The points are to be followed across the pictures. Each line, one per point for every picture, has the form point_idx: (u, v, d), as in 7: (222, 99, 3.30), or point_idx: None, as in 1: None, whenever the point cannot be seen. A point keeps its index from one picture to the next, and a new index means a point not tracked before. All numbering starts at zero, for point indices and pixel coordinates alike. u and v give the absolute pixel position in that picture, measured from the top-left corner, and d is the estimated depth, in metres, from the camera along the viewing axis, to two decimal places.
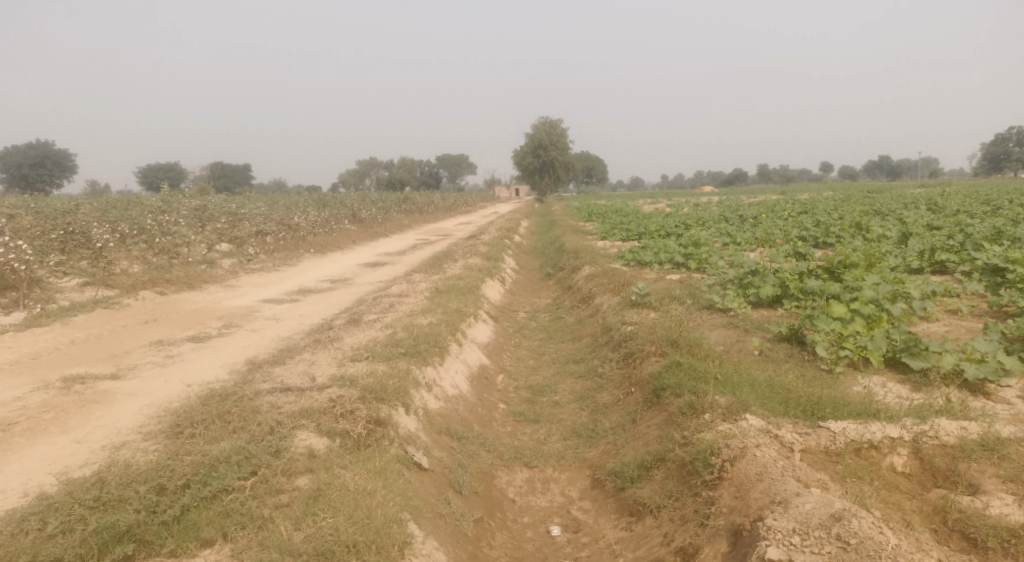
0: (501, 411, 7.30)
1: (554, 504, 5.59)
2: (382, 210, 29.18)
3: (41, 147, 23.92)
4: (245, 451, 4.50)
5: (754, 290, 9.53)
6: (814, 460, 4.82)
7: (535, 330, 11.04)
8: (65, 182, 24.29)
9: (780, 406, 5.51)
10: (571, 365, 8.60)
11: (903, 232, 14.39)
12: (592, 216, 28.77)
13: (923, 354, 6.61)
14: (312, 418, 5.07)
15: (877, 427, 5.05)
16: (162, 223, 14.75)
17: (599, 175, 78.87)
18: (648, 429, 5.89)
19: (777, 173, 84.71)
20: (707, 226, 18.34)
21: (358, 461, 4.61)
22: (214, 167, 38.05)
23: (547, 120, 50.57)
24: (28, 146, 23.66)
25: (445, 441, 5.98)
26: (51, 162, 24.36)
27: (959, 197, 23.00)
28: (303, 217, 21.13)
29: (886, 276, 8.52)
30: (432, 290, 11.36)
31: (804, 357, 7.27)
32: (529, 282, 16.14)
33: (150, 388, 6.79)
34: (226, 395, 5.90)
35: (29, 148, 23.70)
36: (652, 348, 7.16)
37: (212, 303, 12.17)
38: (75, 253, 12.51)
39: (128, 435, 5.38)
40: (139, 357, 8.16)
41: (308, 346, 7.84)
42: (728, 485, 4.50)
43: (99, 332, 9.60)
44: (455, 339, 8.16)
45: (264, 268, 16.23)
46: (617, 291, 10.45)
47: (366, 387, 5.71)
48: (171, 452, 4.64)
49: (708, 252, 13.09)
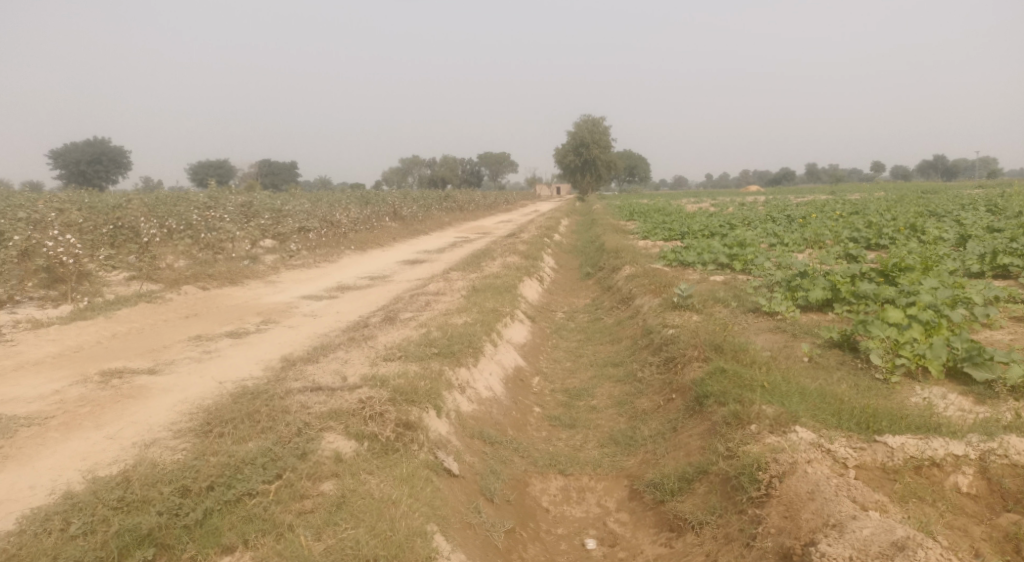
0: (536, 415, 7.10)
1: (589, 515, 5.36)
2: (422, 208, 29.25)
3: (99, 144, 24.61)
4: (271, 453, 4.40)
5: (803, 293, 9.13)
6: (870, 477, 4.48)
7: (573, 331, 10.81)
8: (121, 179, 24.89)
9: (832, 418, 5.17)
10: (609, 369, 8.34)
11: (961, 234, 13.71)
12: (633, 215, 28.29)
13: (987, 364, 6.18)
14: (341, 420, 4.94)
15: (939, 444, 4.68)
16: (207, 218, 14.95)
17: (641, 173, 77.82)
18: (690, 439, 5.61)
19: (826, 173, 82.37)
20: (752, 226, 17.82)
21: (384, 467, 4.46)
22: (262, 164, 38.70)
23: (590, 118, 50.14)
24: (87, 143, 24.38)
25: (477, 445, 5.80)
26: (108, 159, 24.98)
27: (1021, 198, 21.89)
28: (345, 214, 21.24)
29: (946, 280, 8.04)
30: (469, 289, 11.22)
31: (857, 365, 6.88)
32: (568, 282, 15.88)
33: (184, 384, 6.78)
34: (257, 394, 5.84)
35: (88, 145, 24.41)
36: (695, 353, 6.86)
37: (252, 299, 12.25)
38: (123, 248, 12.78)
39: (159, 432, 5.35)
40: (177, 352, 8.20)
41: (341, 344, 7.75)
42: (776, 503, 4.20)
43: (140, 327, 9.71)
44: (490, 339, 7.98)
45: (305, 265, 16.32)
46: (658, 292, 10.15)
47: (397, 388, 5.56)
48: (198, 451, 4.58)
49: (753, 253, 12.64)
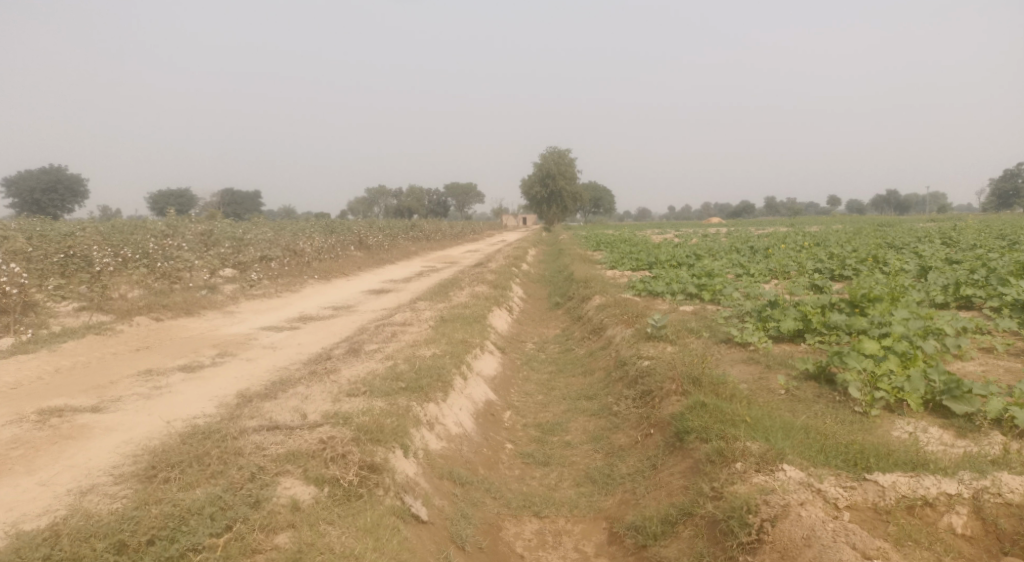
0: (508, 452, 6.76)
1: (567, 561, 5.02)
2: (388, 237, 28.86)
3: (55, 172, 23.77)
4: (220, 501, 3.99)
5: (774, 324, 9.01)
6: (862, 519, 4.27)
7: (544, 362, 10.52)
8: (78, 209, 24.01)
9: (818, 456, 4.97)
10: (582, 402, 8.06)
11: (922, 265, 13.88)
12: (600, 245, 28.33)
13: (966, 397, 6.07)
14: (299, 463, 4.55)
15: (931, 482, 4.48)
16: (164, 248, 14.41)
17: (605, 205, 78.74)
18: (671, 477, 5.34)
19: (784, 207, 84.32)
20: (718, 257, 17.88)
21: (347, 516, 4.09)
22: (224, 193, 37.92)
23: (555, 150, 50.61)
24: (42, 171, 23.53)
25: (446, 487, 5.44)
26: (63, 188, 24.12)
27: (973, 231, 22.60)
28: (308, 243, 20.76)
29: (916, 311, 7.99)
30: (437, 319, 10.88)
31: (834, 398, 6.71)
32: (537, 311, 15.64)
33: (130, 422, 6.29)
34: (209, 434, 5.40)
35: (43, 173, 23.55)
36: (672, 387, 6.62)
37: (209, 330, 11.70)
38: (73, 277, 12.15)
39: (98, 477, 4.88)
40: (124, 388, 7.67)
41: (302, 378, 7.33)
42: (770, 550, 4.00)
43: (86, 361, 9.14)
44: (460, 372, 7.65)
45: (266, 295, 15.77)
46: (631, 323, 9.95)
47: (361, 426, 5.19)
48: (140, 499, 4.15)
49: (722, 283, 12.58)
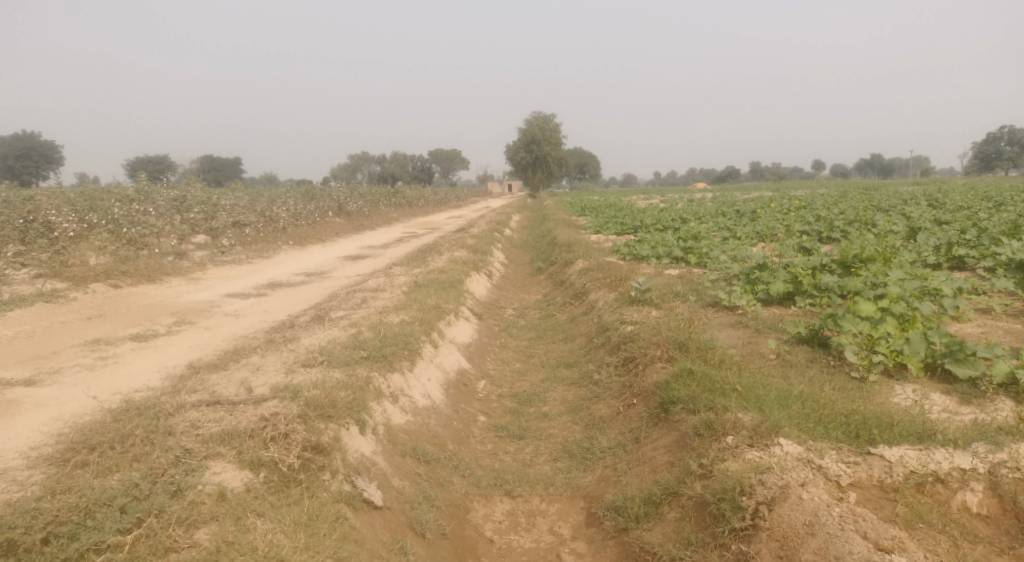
0: (480, 425, 6.27)
1: (540, 545, 4.56)
2: (369, 204, 28.08)
3: (29, 138, 21.84)
4: (136, 490, 3.46)
5: (763, 286, 8.49)
6: (867, 498, 3.82)
7: (523, 329, 10.00)
8: (53, 174, 22.03)
9: (817, 428, 4.50)
10: (562, 370, 7.57)
11: (911, 226, 13.40)
12: (584, 210, 27.69)
13: (969, 360, 5.62)
14: (233, 444, 4.01)
15: (943, 456, 4.03)
16: (131, 212, 13.65)
17: (591, 170, 77.79)
18: (655, 452, 4.88)
19: (770, 171, 83.56)
20: (705, 220, 17.33)
21: (282, 508, 3.58)
22: (203, 159, 36.69)
23: (540, 115, 49.58)
24: (15, 136, 21.57)
25: (409, 466, 4.93)
26: (38, 154, 22.18)
27: (961, 194, 22.20)
28: (284, 209, 19.97)
29: (912, 271, 7.49)
30: (411, 285, 10.32)
31: (829, 363, 6.23)
32: (518, 277, 15.06)
33: (64, 398, 5.70)
34: (143, 410, 4.83)
35: (16, 138, 21.61)
36: (657, 353, 6.13)
37: (171, 298, 11.02)
38: (35, 245, 11.43)
39: (11, 460, 4.31)
40: (67, 359, 7.05)
41: (256, 348, 6.76)
42: (767, 539, 3.57)
43: (30, 331, 8.48)
44: (430, 339, 7.10)
45: (237, 261, 15.04)
46: (614, 287, 9.43)
47: (311, 402, 4.64)
48: (46, 487, 3.59)
49: (708, 245, 12.07)
